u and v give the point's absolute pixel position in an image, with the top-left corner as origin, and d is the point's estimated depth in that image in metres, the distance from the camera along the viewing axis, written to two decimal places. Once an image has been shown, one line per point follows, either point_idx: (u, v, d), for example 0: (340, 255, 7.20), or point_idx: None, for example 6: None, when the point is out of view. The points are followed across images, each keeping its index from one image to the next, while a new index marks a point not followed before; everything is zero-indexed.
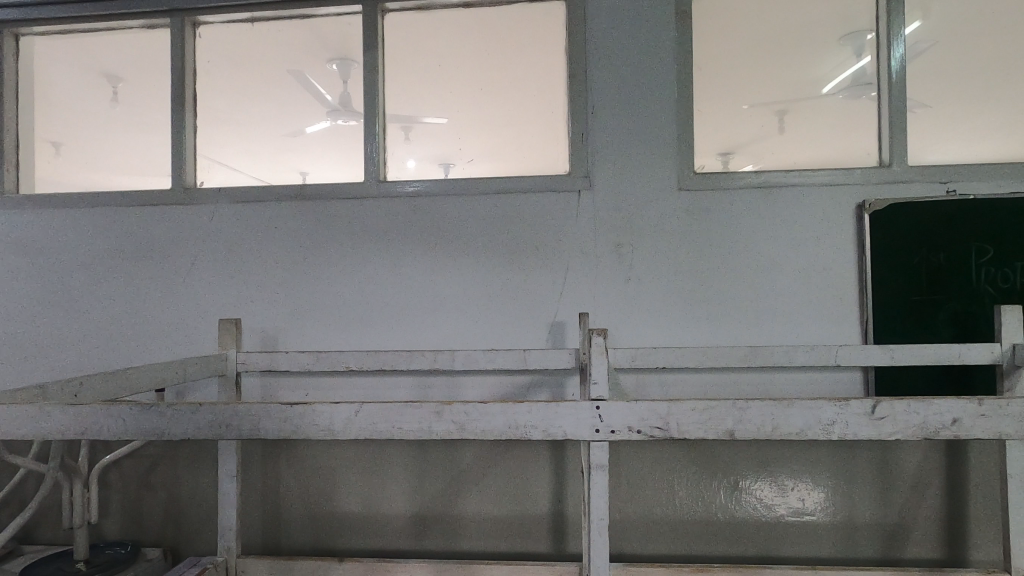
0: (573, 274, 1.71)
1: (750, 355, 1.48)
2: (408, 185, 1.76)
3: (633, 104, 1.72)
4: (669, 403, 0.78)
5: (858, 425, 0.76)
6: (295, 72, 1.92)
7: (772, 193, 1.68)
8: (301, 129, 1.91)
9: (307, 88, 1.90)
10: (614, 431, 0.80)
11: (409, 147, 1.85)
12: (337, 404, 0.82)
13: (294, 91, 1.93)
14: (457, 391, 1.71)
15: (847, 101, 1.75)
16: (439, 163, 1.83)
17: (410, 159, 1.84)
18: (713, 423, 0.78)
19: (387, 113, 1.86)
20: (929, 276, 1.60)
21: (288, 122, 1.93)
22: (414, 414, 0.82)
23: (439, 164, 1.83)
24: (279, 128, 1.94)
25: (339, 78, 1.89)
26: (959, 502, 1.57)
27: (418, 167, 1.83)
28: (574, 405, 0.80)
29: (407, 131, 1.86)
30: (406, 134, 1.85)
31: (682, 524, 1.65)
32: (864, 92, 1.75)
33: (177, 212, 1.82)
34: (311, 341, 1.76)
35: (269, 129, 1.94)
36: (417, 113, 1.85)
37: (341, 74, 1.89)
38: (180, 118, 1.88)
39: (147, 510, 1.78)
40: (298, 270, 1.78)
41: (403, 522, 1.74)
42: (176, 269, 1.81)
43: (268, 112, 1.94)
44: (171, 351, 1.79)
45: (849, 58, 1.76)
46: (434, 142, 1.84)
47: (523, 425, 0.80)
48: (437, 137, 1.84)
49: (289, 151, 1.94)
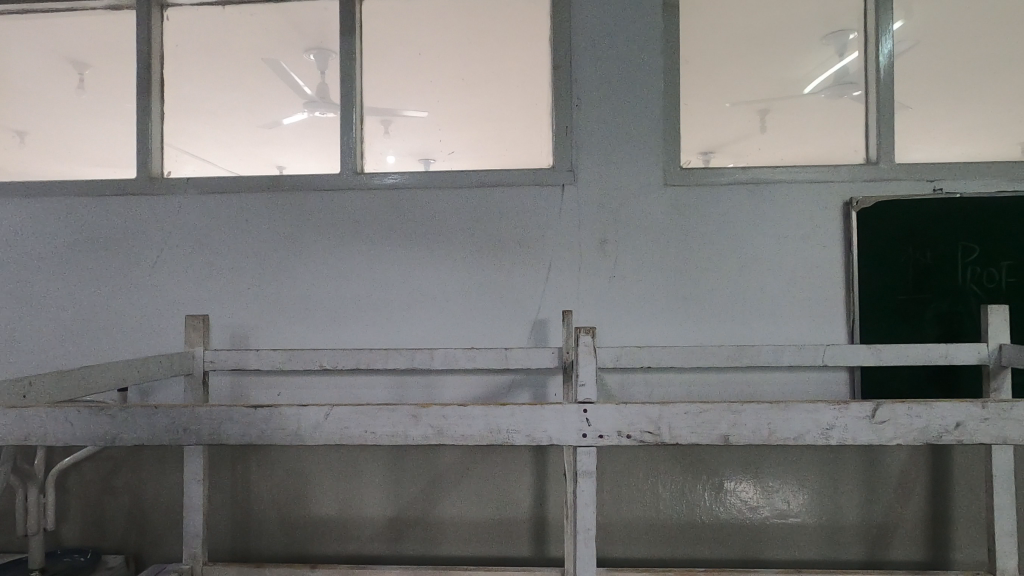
0: (556, 270, 1.66)
1: (737, 354, 1.45)
2: (386, 177, 1.70)
3: (618, 96, 1.68)
4: (660, 406, 0.74)
5: (857, 429, 0.72)
6: (268, 60, 1.84)
7: (759, 190, 1.65)
8: (277, 120, 1.83)
9: (282, 76, 1.83)
10: (602, 436, 0.75)
11: (388, 141, 1.78)
12: (305, 407, 0.76)
13: (266, 78, 1.83)
14: (436, 392, 1.65)
15: (830, 100, 1.73)
16: (419, 158, 1.77)
17: (390, 153, 1.78)
18: (706, 428, 0.73)
19: (365, 105, 1.79)
20: (915, 275, 1.58)
21: (260, 112, 1.83)
22: (390, 418, 0.76)
23: (419, 158, 1.77)
24: (251, 119, 1.84)
25: (317, 68, 1.82)
26: (943, 503, 1.56)
27: (398, 162, 1.77)
28: (559, 408, 0.75)
29: (386, 124, 1.79)
30: (386, 128, 1.79)
31: (665, 525, 1.61)
32: (851, 90, 1.73)
33: (143, 202, 1.74)
34: (285, 339, 1.69)
35: (243, 121, 1.84)
36: (397, 105, 1.79)
37: (318, 65, 1.82)
38: (146, 103, 1.80)
39: (110, 516, 1.69)
40: (271, 266, 1.70)
41: (380, 526, 1.68)
42: (140, 262, 1.72)
43: (238, 103, 1.85)
44: (135, 348, 1.70)
45: (835, 57, 1.73)
46: (415, 136, 1.78)
47: (506, 429, 0.75)
48: (417, 131, 1.78)
49: (264, 143, 1.83)
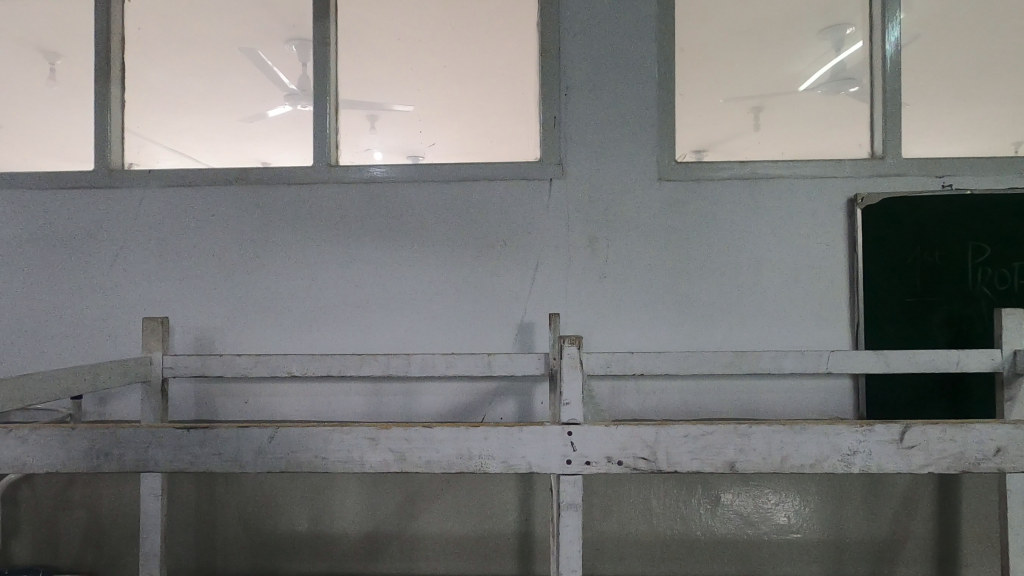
0: (544, 271, 1.56)
1: (735, 361, 1.35)
2: (372, 168, 1.59)
3: (611, 86, 1.58)
4: (656, 428, 0.64)
5: (883, 455, 0.62)
6: (245, 49, 1.72)
7: (760, 186, 1.56)
8: (262, 112, 1.71)
9: (259, 65, 1.72)
10: (589, 463, 0.65)
11: (374, 137, 1.67)
12: (246, 428, 0.66)
13: (246, 70, 1.73)
14: (415, 399, 1.55)
15: (826, 97, 1.63)
16: (406, 155, 1.65)
17: (377, 150, 1.66)
18: (709, 453, 0.63)
19: (351, 100, 1.68)
20: (924, 276, 1.49)
21: (238, 106, 1.73)
22: (344, 442, 0.65)
23: (406, 155, 1.65)
24: (231, 111, 1.73)
25: (298, 60, 1.71)
26: (952, 518, 1.47)
27: (385, 159, 1.65)
28: (540, 430, 0.65)
29: (373, 119, 1.68)
30: (373, 124, 1.67)
31: (657, 541, 1.52)
32: (848, 86, 1.63)
33: (102, 196, 1.62)
34: (253, 343, 1.58)
35: (223, 114, 1.73)
36: (383, 99, 1.67)
37: (300, 56, 1.71)
38: (104, 90, 1.67)
39: (64, 532, 1.58)
40: (239, 265, 1.59)
41: (354, 543, 1.57)
42: (98, 259, 1.61)
43: (214, 95, 1.74)
44: (92, 353, 1.59)
45: (832, 51, 1.63)
46: (401, 132, 1.66)
47: (478, 455, 0.65)
48: (404, 127, 1.67)
49: (249, 139, 1.71)
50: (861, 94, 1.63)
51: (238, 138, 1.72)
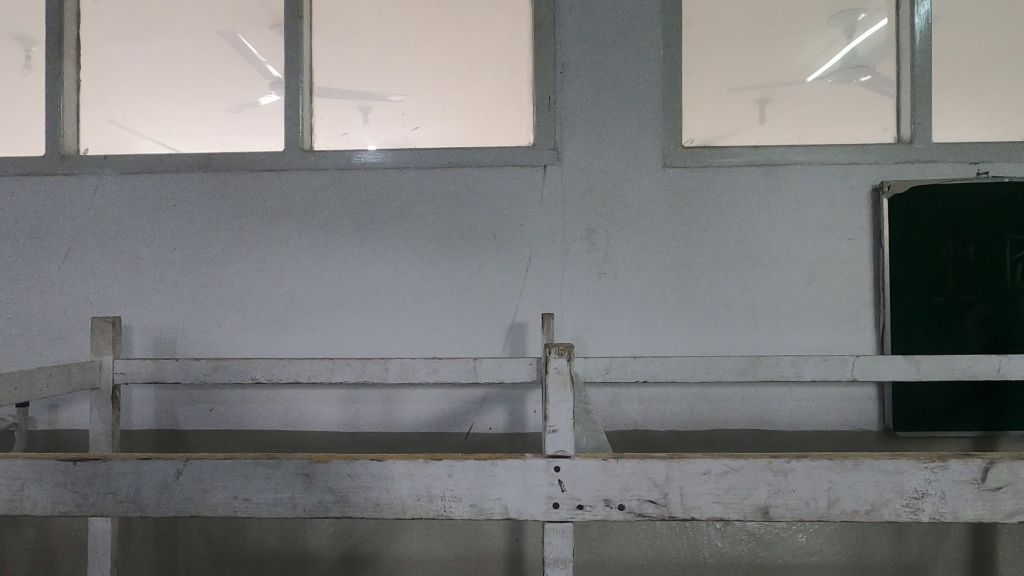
0: (538, 266, 1.42)
1: (750, 367, 1.21)
2: (364, 154, 1.45)
3: (611, 64, 1.44)
4: (667, 463, 0.50)
5: (960, 500, 0.48)
6: (224, 33, 1.55)
7: (776, 173, 1.41)
8: (253, 101, 1.54)
9: (240, 51, 1.55)
10: (582, 507, 0.51)
11: (368, 131, 1.51)
12: (146, 460, 0.52)
13: (226, 58, 1.54)
14: (396, 408, 1.41)
15: (836, 86, 1.47)
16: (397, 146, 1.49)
17: (372, 143, 1.50)
18: (734, 496, 0.50)
19: (342, 88, 1.52)
20: (959, 272, 1.35)
21: (218, 92, 1.54)
22: (270, 479, 0.51)
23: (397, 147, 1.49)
24: (215, 103, 1.54)
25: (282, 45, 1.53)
26: (986, 541, 1.34)
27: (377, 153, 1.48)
28: (520, 465, 0.51)
29: (366, 111, 1.52)
30: (366, 116, 1.51)
31: (661, 565, 1.38)
32: (859, 75, 1.47)
33: (54, 184, 1.48)
34: (217, 345, 1.44)
35: (195, 98, 1.54)
36: (379, 88, 1.52)
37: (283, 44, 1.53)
38: (56, 68, 1.52)
39: (10, 551, 1.44)
40: (204, 259, 1.46)
41: (328, 565, 1.43)
42: (50, 253, 1.47)
43: (193, 86, 1.55)
44: (43, 355, 1.45)
45: (843, 38, 1.47)
46: (395, 124, 1.50)
47: (442, 495, 0.51)
48: (397, 117, 1.51)
49: (232, 128, 1.53)
50: (878, 81, 1.47)
51: (232, 132, 1.53)
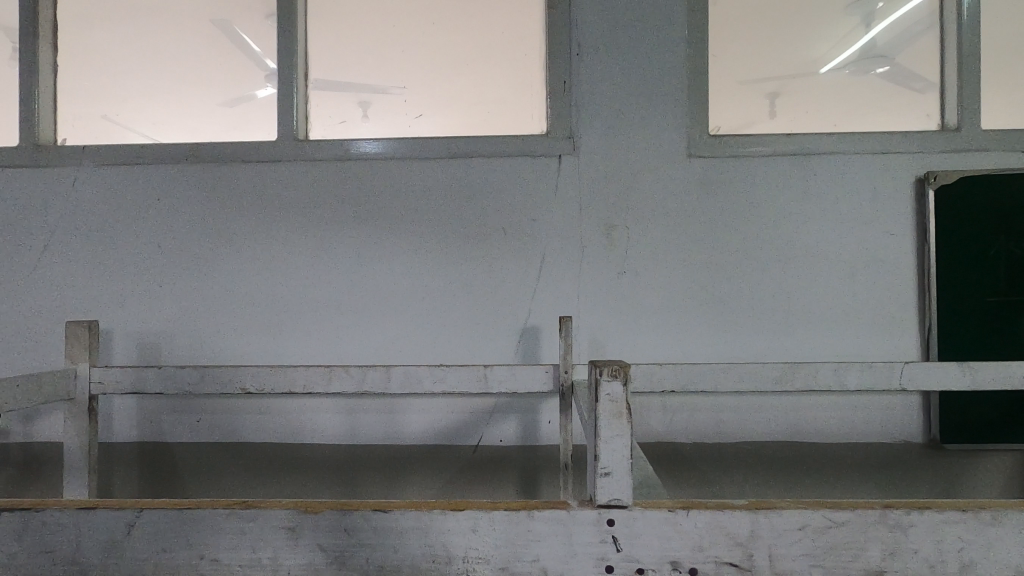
0: (552, 264, 1.31)
1: (789, 374, 1.10)
2: (365, 143, 1.34)
3: (631, 46, 1.33)
4: (750, 515, 0.41)
5: None
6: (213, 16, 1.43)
7: (810, 163, 1.30)
8: (250, 94, 1.41)
9: (230, 37, 1.43)
10: (643, 572, 0.41)
11: (368, 127, 1.39)
12: (91, 510, 0.41)
13: (215, 44, 1.42)
14: (400, 419, 1.30)
15: (854, 78, 1.35)
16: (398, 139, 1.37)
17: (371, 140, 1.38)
18: (838, 557, 0.40)
19: (341, 79, 1.41)
20: (1011, 270, 1.24)
21: (204, 79, 1.42)
22: (248, 533, 0.41)
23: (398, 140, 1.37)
24: (202, 91, 1.42)
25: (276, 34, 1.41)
26: None
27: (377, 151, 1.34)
28: (561, 516, 0.41)
29: (365, 107, 1.40)
30: (365, 111, 1.40)
31: None
32: (877, 66, 1.35)
33: (29, 176, 1.37)
34: (206, 351, 1.33)
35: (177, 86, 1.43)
36: (380, 81, 1.40)
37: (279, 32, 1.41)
38: (31, 51, 1.41)
39: None
40: (190, 257, 1.35)
41: None
42: (26, 252, 1.36)
43: (179, 73, 1.43)
44: (18, 361, 1.35)
45: (862, 27, 1.36)
46: (397, 118, 1.39)
47: (462, 556, 0.41)
48: (400, 111, 1.39)
49: (221, 118, 1.41)
50: (897, 73, 1.35)
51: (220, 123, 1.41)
